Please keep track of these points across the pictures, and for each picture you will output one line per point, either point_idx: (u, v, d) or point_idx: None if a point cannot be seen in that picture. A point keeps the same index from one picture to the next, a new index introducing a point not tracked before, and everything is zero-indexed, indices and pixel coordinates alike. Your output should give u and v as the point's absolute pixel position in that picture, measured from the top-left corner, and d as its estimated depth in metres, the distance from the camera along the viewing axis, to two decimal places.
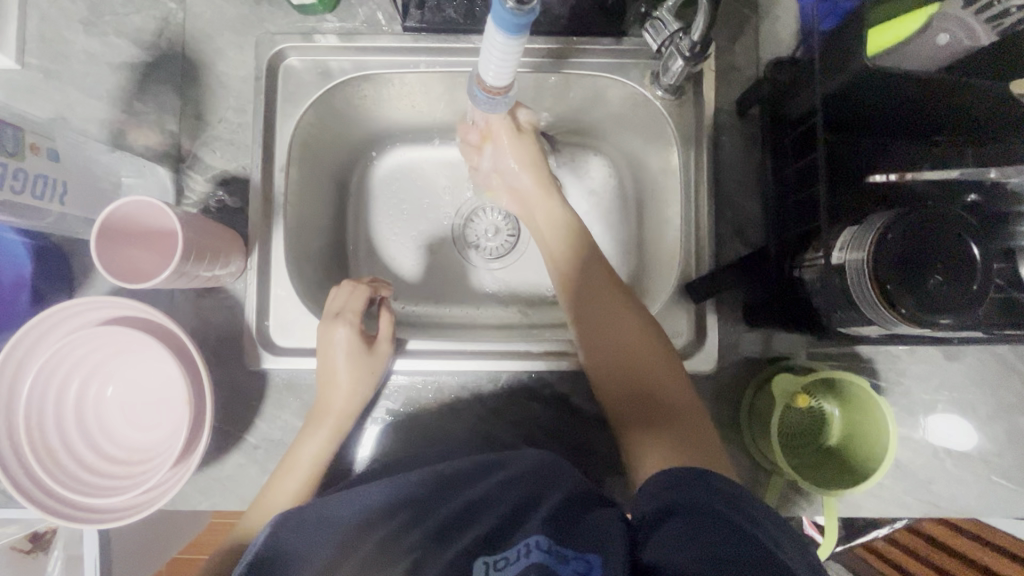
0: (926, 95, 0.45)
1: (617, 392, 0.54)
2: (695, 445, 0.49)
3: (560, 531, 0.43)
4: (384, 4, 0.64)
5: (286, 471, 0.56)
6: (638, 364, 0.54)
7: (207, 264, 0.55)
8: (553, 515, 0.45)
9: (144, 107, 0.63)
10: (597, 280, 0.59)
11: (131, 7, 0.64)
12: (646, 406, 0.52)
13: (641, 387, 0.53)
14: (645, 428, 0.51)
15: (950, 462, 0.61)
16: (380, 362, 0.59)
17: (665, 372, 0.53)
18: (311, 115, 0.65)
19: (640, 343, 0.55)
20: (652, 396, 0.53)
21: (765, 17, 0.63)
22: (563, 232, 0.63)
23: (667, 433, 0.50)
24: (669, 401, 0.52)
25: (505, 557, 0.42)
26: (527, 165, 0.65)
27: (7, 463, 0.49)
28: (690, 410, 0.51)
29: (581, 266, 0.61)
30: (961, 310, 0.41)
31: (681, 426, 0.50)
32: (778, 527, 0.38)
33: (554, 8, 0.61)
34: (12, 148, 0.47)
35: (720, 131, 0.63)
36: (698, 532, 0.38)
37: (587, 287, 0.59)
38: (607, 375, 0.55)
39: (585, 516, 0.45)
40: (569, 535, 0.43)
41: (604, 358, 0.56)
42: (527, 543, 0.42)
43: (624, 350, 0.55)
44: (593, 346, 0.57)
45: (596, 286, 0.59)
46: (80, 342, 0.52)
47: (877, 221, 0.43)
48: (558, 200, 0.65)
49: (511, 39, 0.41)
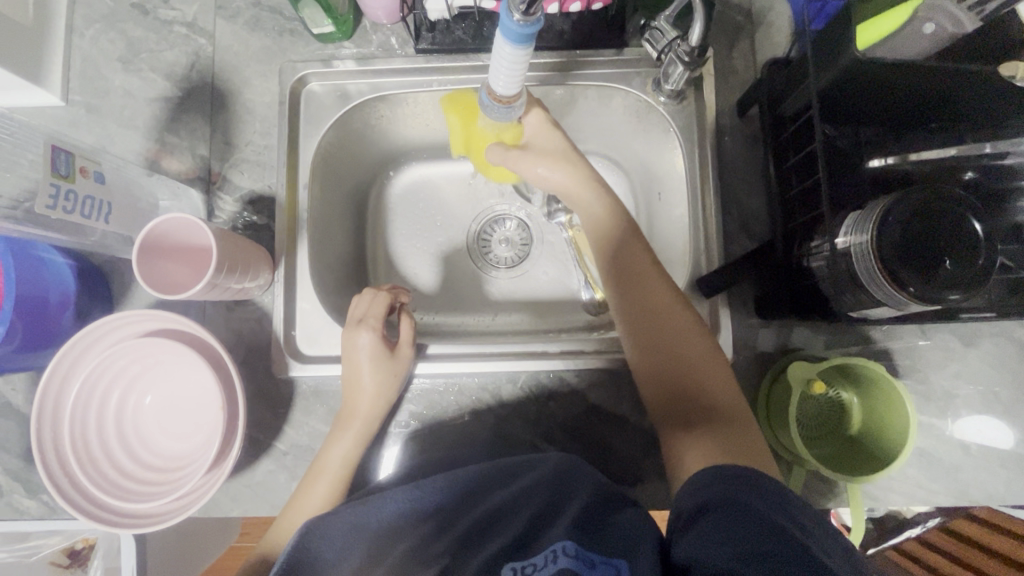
0: (914, 86, 0.47)
1: (662, 387, 0.55)
2: (744, 439, 0.49)
3: (587, 535, 0.44)
4: (397, 29, 0.68)
5: (315, 474, 0.58)
6: (685, 359, 0.54)
7: (238, 277, 0.58)
8: (578, 522, 0.45)
9: (177, 135, 0.67)
10: (645, 282, 0.59)
11: (165, 44, 0.69)
12: (692, 402, 0.53)
13: (688, 390, 0.53)
14: (692, 422, 0.52)
15: (975, 448, 0.60)
16: (401, 365, 0.61)
17: (713, 367, 0.54)
18: (331, 135, 0.69)
19: (688, 338, 0.55)
20: (700, 392, 0.53)
21: (760, 23, 0.66)
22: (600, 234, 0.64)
23: (715, 427, 0.50)
24: (715, 405, 0.52)
25: (533, 563, 0.43)
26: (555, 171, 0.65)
27: (53, 470, 0.52)
28: (737, 406, 0.52)
29: (625, 263, 0.61)
30: (970, 285, 0.42)
31: (729, 421, 0.51)
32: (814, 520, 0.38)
33: (557, 24, 0.65)
34: (64, 170, 0.51)
35: (722, 132, 0.65)
36: (730, 527, 0.39)
37: (632, 289, 0.59)
38: (654, 369, 0.55)
39: (608, 520, 0.46)
40: (596, 538, 0.44)
41: (652, 360, 0.56)
42: (554, 548, 0.43)
43: (672, 345, 0.55)
44: (641, 341, 0.57)
45: (641, 287, 0.58)
46: (121, 354, 0.56)
47: (877, 205, 0.45)
48: (591, 195, 0.64)
49: (518, 48, 0.44)
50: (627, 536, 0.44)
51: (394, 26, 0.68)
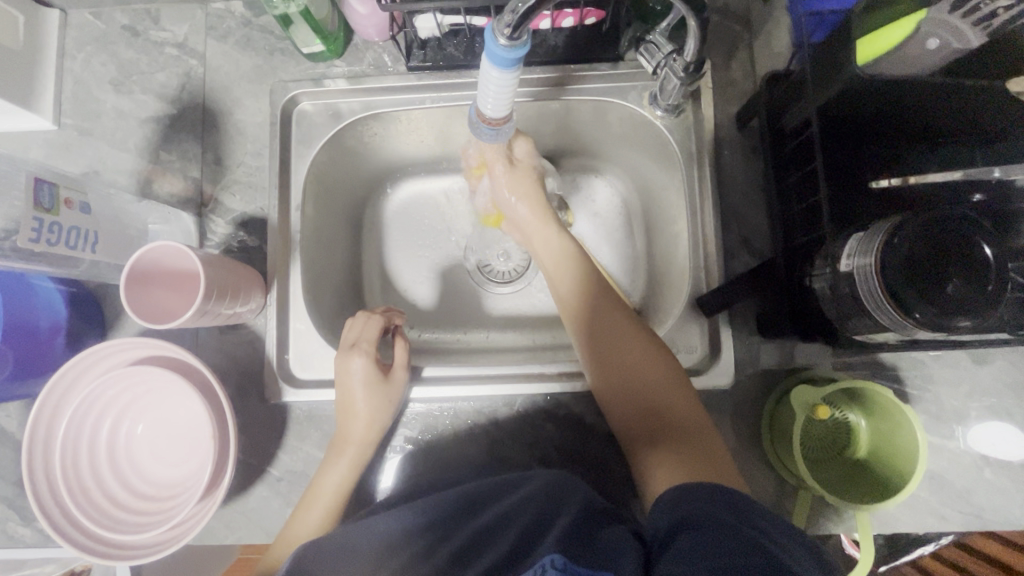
0: (923, 101, 0.46)
1: (628, 414, 0.54)
2: (709, 459, 0.47)
3: (575, 548, 0.41)
4: (389, 47, 0.68)
5: (309, 501, 0.57)
6: (645, 383, 0.54)
7: (229, 302, 0.57)
8: (567, 534, 0.42)
9: (169, 157, 0.67)
10: (601, 303, 0.59)
11: (157, 65, 0.68)
12: (657, 428, 0.51)
13: (649, 406, 0.53)
14: (654, 444, 0.50)
15: (989, 471, 0.58)
16: (395, 390, 0.60)
17: (675, 390, 0.53)
18: (324, 154, 0.68)
19: (648, 361, 0.55)
20: (663, 418, 0.52)
21: (759, 33, 0.64)
22: (566, 255, 0.64)
23: (680, 449, 0.49)
24: (678, 419, 0.51)
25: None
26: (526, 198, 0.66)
27: (44, 502, 0.51)
28: (695, 422, 0.51)
29: (585, 291, 0.61)
30: (979, 312, 0.40)
31: (694, 443, 0.49)
32: (792, 537, 0.37)
33: (550, 38, 0.64)
34: (48, 203, 0.50)
35: (721, 145, 0.63)
36: (709, 540, 0.37)
37: (589, 309, 0.59)
38: (617, 397, 0.54)
39: (599, 534, 0.43)
40: (584, 550, 0.41)
41: (612, 379, 0.55)
42: (543, 562, 0.38)
43: (632, 371, 0.54)
44: (603, 371, 0.56)
45: (600, 308, 0.59)
46: (113, 382, 0.55)
47: (882, 227, 0.43)
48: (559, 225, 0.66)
49: (506, 71, 0.43)
50: (612, 548, 0.41)
51: (386, 43, 0.67)
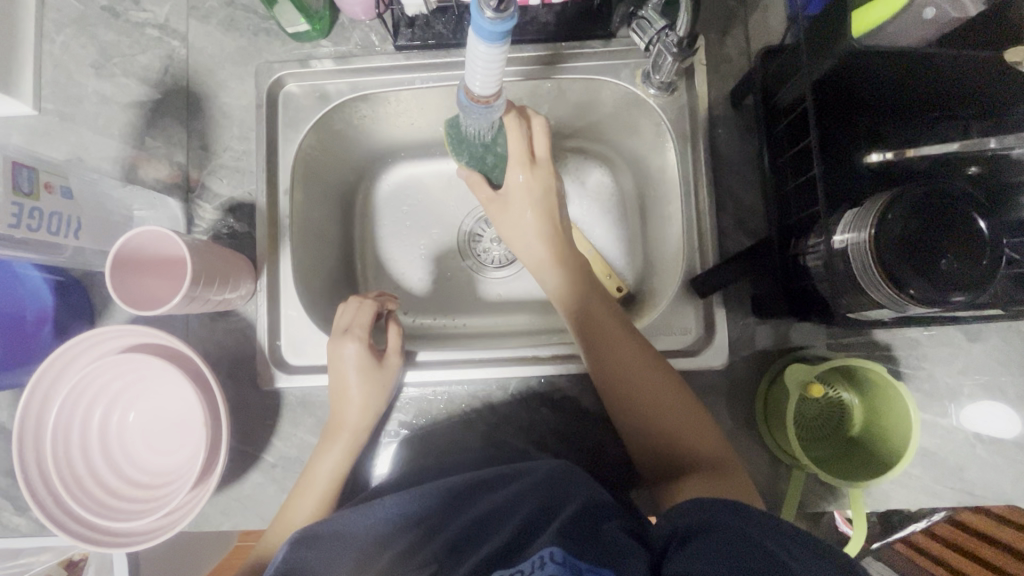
0: (922, 72, 0.45)
1: (646, 441, 0.53)
2: (729, 478, 0.49)
3: (576, 541, 0.40)
4: (376, 26, 0.66)
5: (304, 486, 0.57)
6: (658, 403, 0.53)
7: (218, 288, 0.56)
8: (566, 526, 0.42)
9: (154, 142, 0.66)
10: (608, 323, 0.58)
11: (138, 48, 0.67)
12: (676, 455, 0.51)
13: (664, 426, 0.53)
14: (671, 464, 0.51)
15: (982, 447, 0.58)
16: (389, 375, 0.60)
17: (688, 411, 0.53)
18: (312, 137, 0.67)
19: (659, 385, 0.54)
20: (680, 443, 0.52)
21: (754, 8, 0.63)
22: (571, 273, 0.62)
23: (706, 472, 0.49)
24: (691, 438, 0.52)
25: (520, 571, 0.38)
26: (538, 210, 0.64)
27: (37, 491, 0.51)
28: (708, 437, 0.52)
29: (591, 313, 0.59)
30: (973, 287, 0.40)
31: (715, 463, 0.50)
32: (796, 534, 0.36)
33: (540, 16, 0.62)
34: (27, 188, 0.49)
35: (716, 123, 0.63)
36: (718, 551, 0.36)
37: (597, 330, 0.58)
38: (629, 418, 0.54)
39: (601, 532, 0.43)
40: (582, 543, 0.40)
41: (624, 399, 0.54)
42: (542, 554, 0.39)
43: (642, 393, 0.54)
44: (616, 401, 0.55)
45: (608, 329, 0.57)
46: (102, 370, 0.54)
47: (876, 203, 0.43)
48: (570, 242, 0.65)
49: (493, 46, 0.42)
50: (614, 549, 0.40)
51: (373, 22, 0.66)
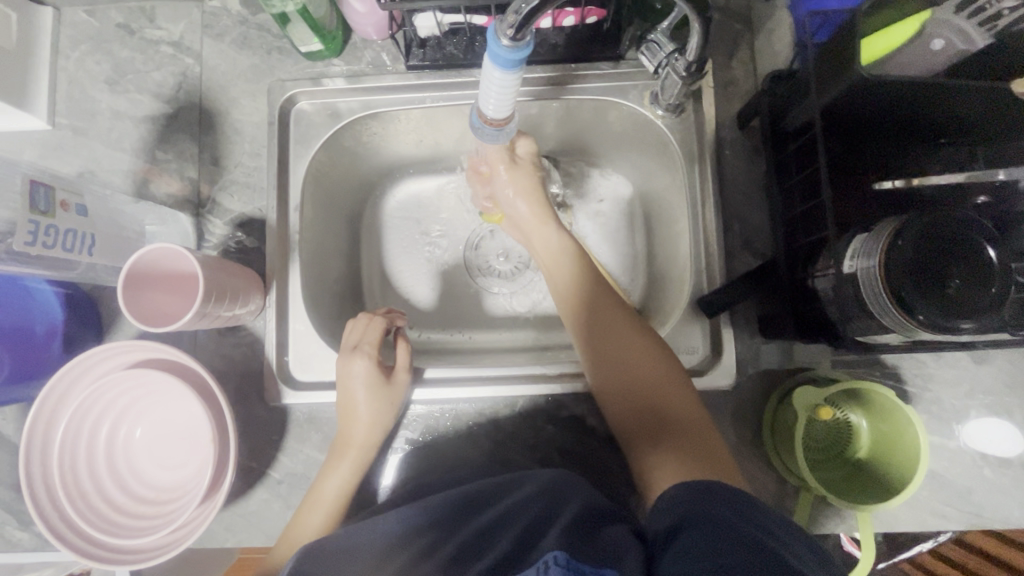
0: (928, 102, 0.46)
1: (627, 418, 0.53)
2: (710, 456, 0.47)
3: (576, 543, 0.40)
4: (388, 46, 0.67)
5: (310, 503, 0.57)
6: (645, 382, 0.53)
7: (228, 305, 0.56)
8: (568, 531, 0.41)
9: (166, 157, 0.66)
10: (603, 305, 0.59)
11: (152, 64, 0.67)
12: (660, 432, 0.50)
13: (650, 405, 0.52)
14: (653, 442, 0.50)
15: (989, 470, 0.58)
16: (397, 392, 0.60)
17: (674, 392, 0.52)
18: (324, 154, 0.68)
19: (642, 364, 0.54)
20: (666, 420, 0.51)
21: (760, 31, 0.64)
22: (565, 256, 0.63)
23: (681, 450, 0.48)
24: (678, 420, 0.50)
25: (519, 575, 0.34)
26: (525, 195, 0.66)
27: (42, 505, 0.50)
28: (697, 421, 0.50)
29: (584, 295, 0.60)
30: (981, 314, 0.40)
31: (697, 447, 0.48)
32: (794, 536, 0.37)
33: (550, 38, 0.63)
34: (44, 206, 0.50)
35: (723, 145, 0.63)
36: (707, 541, 0.35)
37: (589, 312, 0.59)
38: (617, 396, 0.54)
39: (597, 532, 0.42)
40: (584, 547, 0.39)
41: (611, 379, 0.55)
42: (543, 559, 0.35)
43: (629, 371, 0.54)
44: (604, 380, 0.55)
45: (600, 311, 0.58)
46: (111, 385, 0.54)
47: (886, 228, 0.43)
48: (551, 225, 0.65)
49: (509, 73, 0.43)
50: (612, 548, 0.39)
51: (384, 41, 0.67)
